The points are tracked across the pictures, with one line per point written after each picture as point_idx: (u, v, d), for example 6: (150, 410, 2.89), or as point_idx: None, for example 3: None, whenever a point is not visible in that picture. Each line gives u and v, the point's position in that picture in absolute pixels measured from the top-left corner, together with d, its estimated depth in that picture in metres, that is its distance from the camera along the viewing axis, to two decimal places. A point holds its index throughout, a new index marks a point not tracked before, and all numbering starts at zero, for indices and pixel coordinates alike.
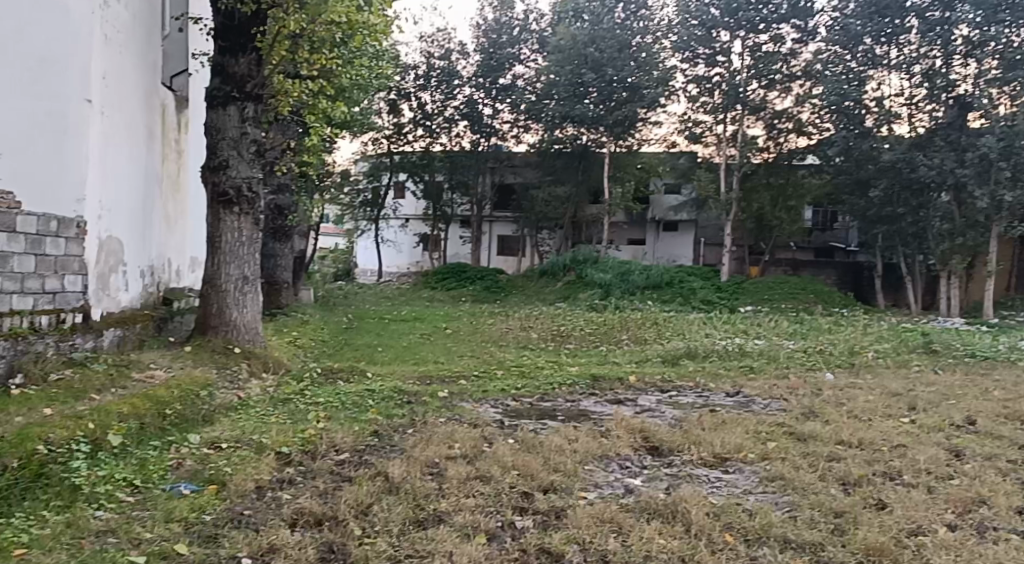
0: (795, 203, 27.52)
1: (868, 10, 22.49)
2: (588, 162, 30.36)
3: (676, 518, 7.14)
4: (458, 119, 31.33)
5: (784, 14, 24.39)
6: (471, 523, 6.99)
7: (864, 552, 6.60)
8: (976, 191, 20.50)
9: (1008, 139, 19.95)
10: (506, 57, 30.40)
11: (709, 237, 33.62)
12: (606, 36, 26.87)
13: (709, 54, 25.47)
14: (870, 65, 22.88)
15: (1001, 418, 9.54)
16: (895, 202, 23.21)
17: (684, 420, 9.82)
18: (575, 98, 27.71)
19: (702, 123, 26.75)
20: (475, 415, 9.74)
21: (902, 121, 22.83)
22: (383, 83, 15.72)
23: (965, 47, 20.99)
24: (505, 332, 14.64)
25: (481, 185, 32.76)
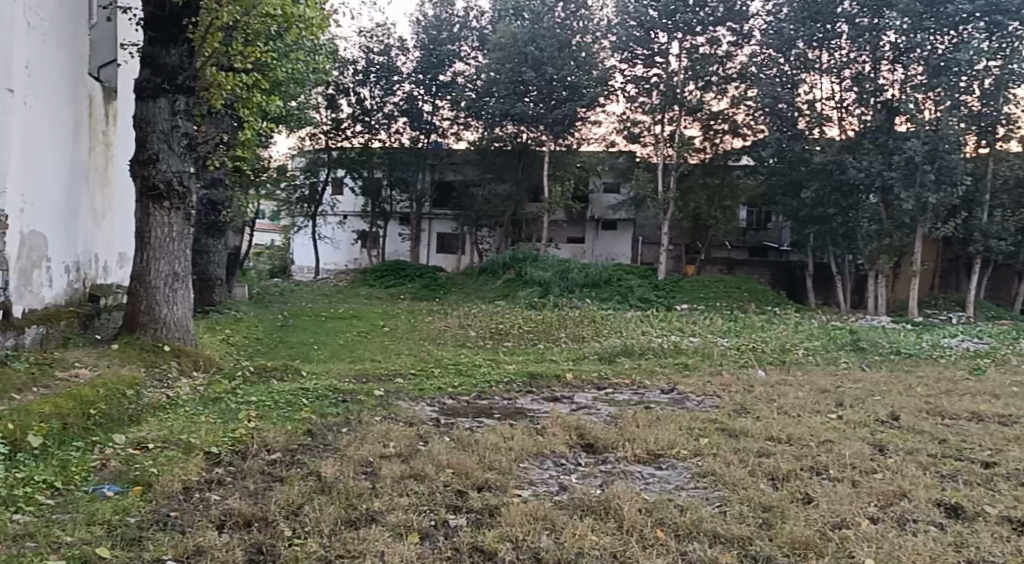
0: (729, 204, 28.11)
1: (801, 15, 22.92)
2: (528, 160, 30.33)
3: (608, 515, 7.20)
4: (398, 115, 31.32)
5: (720, 17, 24.89)
6: (404, 523, 6.94)
7: (789, 546, 6.72)
8: (902, 193, 21.11)
9: (932, 142, 20.58)
10: (446, 54, 30.45)
11: (647, 236, 34.15)
12: (546, 34, 26.99)
13: (648, 55, 25.68)
14: (803, 69, 23.29)
15: (923, 413, 9.83)
16: (825, 203, 23.72)
17: (618, 417, 9.89)
18: (514, 96, 27.67)
19: (640, 123, 26.86)
20: (411, 413, 9.68)
21: (832, 125, 23.46)
22: (321, 78, 15.54)
23: (892, 53, 21.68)
24: (443, 330, 14.53)
25: (420, 182, 32.60)
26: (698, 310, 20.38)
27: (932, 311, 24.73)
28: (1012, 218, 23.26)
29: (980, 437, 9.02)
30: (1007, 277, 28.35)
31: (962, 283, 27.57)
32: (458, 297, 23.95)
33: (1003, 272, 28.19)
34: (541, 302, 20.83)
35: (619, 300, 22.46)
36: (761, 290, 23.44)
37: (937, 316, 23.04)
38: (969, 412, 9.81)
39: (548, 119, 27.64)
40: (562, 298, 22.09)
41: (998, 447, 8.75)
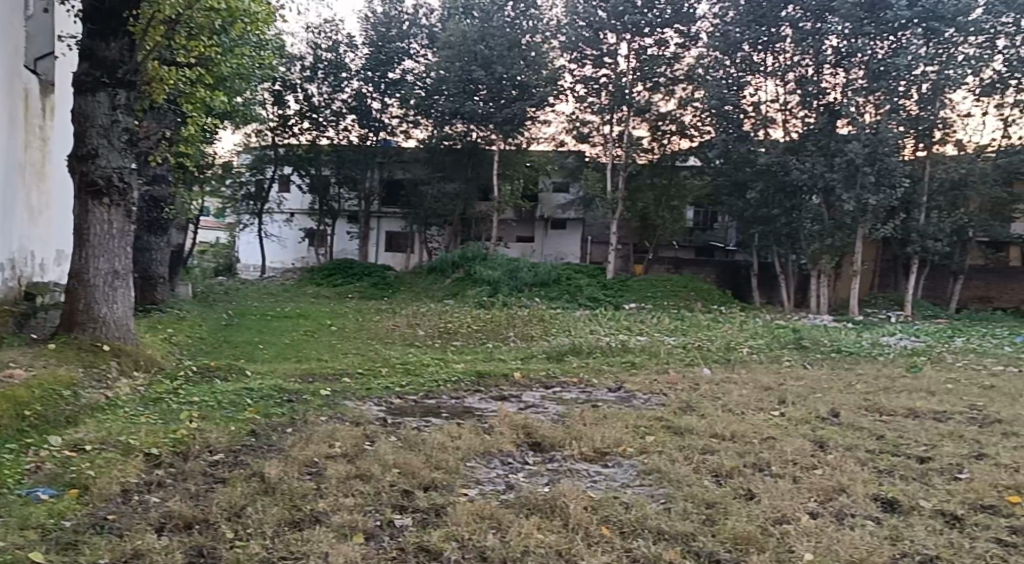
0: (677, 203, 28.34)
1: (746, 18, 23.14)
2: (478, 159, 30.28)
3: (555, 513, 7.22)
4: (346, 112, 30.95)
5: (668, 18, 25.03)
6: (349, 523, 6.87)
7: (732, 541, 6.80)
8: (843, 195, 21.66)
9: (872, 145, 21.25)
10: (395, 51, 30.27)
11: (596, 235, 34.44)
12: (495, 33, 26.96)
13: (597, 55, 25.80)
14: (747, 71, 23.57)
15: (862, 410, 10.05)
16: (769, 204, 24.13)
17: (566, 415, 9.94)
18: (463, 95, 27.74)
19: (589, 123, 27.18)
20: (358, 413, 9.61)
21: (777, 126, 23.81)
22: (267, 73, 15.36)
23: (834, 57, 22.06)
24: (392, 329, 14.48)
25: (368, 180, 32.40)
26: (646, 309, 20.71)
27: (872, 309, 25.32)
28: (949, 219, 24.05)
29: (915, 432, 9.25)
30: (943, 277, 29.17)
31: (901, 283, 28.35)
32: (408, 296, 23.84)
33: (939, 272, 29.00)
34: (490, 301, 20.86)
35: (568, 300, 22.64)
36: (707, 289, 23.75)
37: (877, 315, 23.60)
38: (905, 409, 10.05)
39: (497, 118, 27.65)
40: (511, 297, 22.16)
41: (932, 442, 8.98)
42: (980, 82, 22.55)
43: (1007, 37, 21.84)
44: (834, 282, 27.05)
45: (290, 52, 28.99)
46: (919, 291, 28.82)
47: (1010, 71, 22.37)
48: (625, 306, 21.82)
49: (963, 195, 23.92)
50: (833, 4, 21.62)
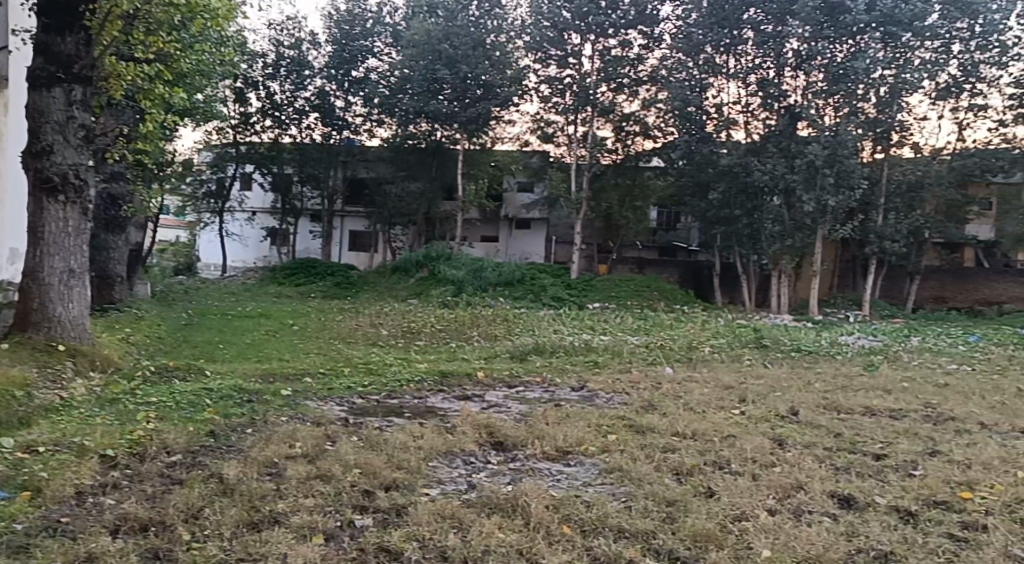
0: (640, 204, 28.88)
1: (709, 20, 23.40)
2: (442, 158, 30.24)
3: (516, 512, 7.22)
4: (309, 110, 30.84)
5: (631, 20, 25.17)
6: (309, 524, 6.82)
7: (691, 539, 6.85)
8: (804, 196, 22.01)
9: (832, 147, 21.64)
10: (359, 50, 30.15)
11: (560, 236, 34.61)
12: (459, 33, 26.80)
13: (561, 56, 25.88)
14: (710, 72, 23.88)
15: (821, 408, 10.18)
16: (731, 204, 24.43)
17: (529, 415, 9.95)
18: (428, 94, 27.64)
19: (553, 123, 27.27)
20: (319, 413, 9.53)
21: (739, 128, 24.03)
22: (229, 70, 15.23)
23: (795, 60, 22.32)
24: (355, 328, 14.40)
25: (332, 179, 32.26)
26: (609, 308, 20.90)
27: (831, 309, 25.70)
28: (905, 221, 24.55)
29: (872, 430, 9.40)
30: (900, 277, 29.76)
31: (860, 283, 28.86)
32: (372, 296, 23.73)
33: (897, 272, 29.58)
34: (454, 300, 20.80)
35: (533, 300, 22.71)
36: (671, 289, 23.93)
37: (836, 315, 23.95)
38: (862, 408, 10.19)
39: (461, 117, 27.59)
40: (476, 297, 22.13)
41: (888, 440, 9.12)
42: (936, 86, 23.47)
43: (962, 42, 22.52)
44: (795, 282, 27.43)
45: (252, 49, 28.39)
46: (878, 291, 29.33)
47: (963, 76, 23.24)
48: (588, 306, 21.94)
49: (919, 197, 24.80)
50: (794, 7, 21.78)
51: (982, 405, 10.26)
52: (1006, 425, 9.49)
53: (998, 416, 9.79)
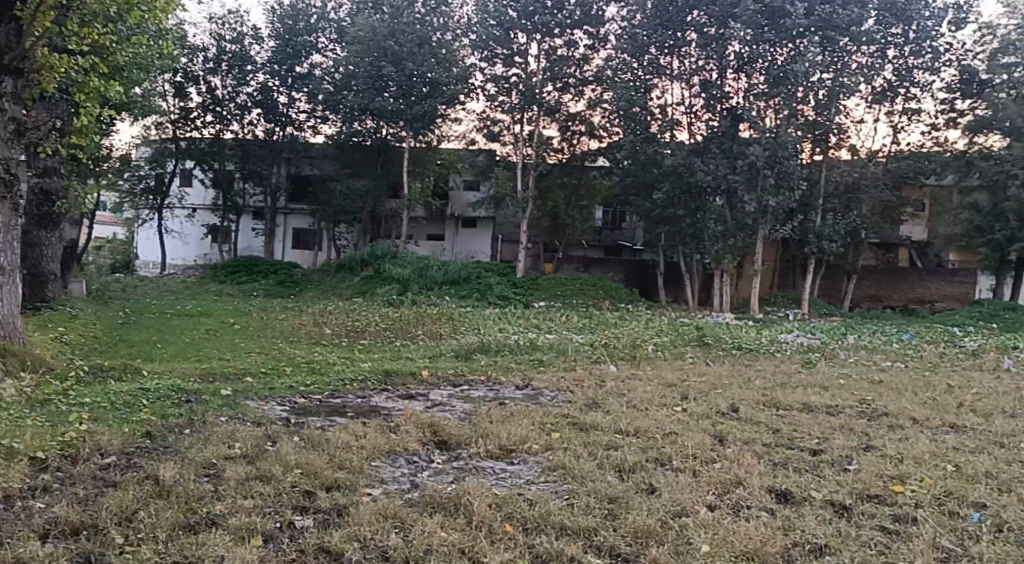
0: (585, 203, 29.38)
1: (653, 22, 23.40)
2: (387, 156, 30.48)
3: (459, 511, 7.20)
4: (251, 106, 30.39)
5: (577, 20, 25.25)
6: (247, 526, 6.71)
7: (632, 534, 6.91)
8: (745, 197, 22.40)
9: (772, 149, 22.08)
10: (302, 45, 29.58)
11: (507, 234, 34.73)
12: (405, 30, 26.57)
13: (507, 54, 25.77)
14: (655, 74, 23.98)
15: (760, 405, 10.36)
16: (675, 204, 24.78)
17: (473, 413, 9.96)
18: (374, 90, 27.30)
19: (499, 122, 26.99)
20: (260, 414, 9.38)
21: (682, 129, 24.24)
22: (168, 64, 14.93)
23: (737, 62, 22.51)
24: (297, 327, 14.22)
25: (274, 176, 31.87)
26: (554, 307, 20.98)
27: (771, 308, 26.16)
28: (842, 222, 24.94)
29: (809, 426, 9.59)
30: (839, 277, 30.47)
31: (799, 282, 29.50)
32: (315, 294, 23.48)
33: (835, 272, 30.29)
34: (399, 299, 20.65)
35: (478, 298, 22.76)
36: (615, 288, 24.12)
37: (776, 313, 24.40)
38: (800, 404, 10.40)
39: (407, 115, 27.31)
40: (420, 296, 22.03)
41: (825, 435, 9.33)
42: (873, 90, 24.16)
43: (896, 47, 23.21)
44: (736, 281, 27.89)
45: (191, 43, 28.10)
46: (817, 290, 29.98)
47: (897, 81, 24.16)
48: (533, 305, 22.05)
49: (857, 198, 25.58)
50: (735, 10, 22.23)
51: (915, 401, 10.55)
52: (937, 420, 9.78)
53: (928, 411, 10.09)
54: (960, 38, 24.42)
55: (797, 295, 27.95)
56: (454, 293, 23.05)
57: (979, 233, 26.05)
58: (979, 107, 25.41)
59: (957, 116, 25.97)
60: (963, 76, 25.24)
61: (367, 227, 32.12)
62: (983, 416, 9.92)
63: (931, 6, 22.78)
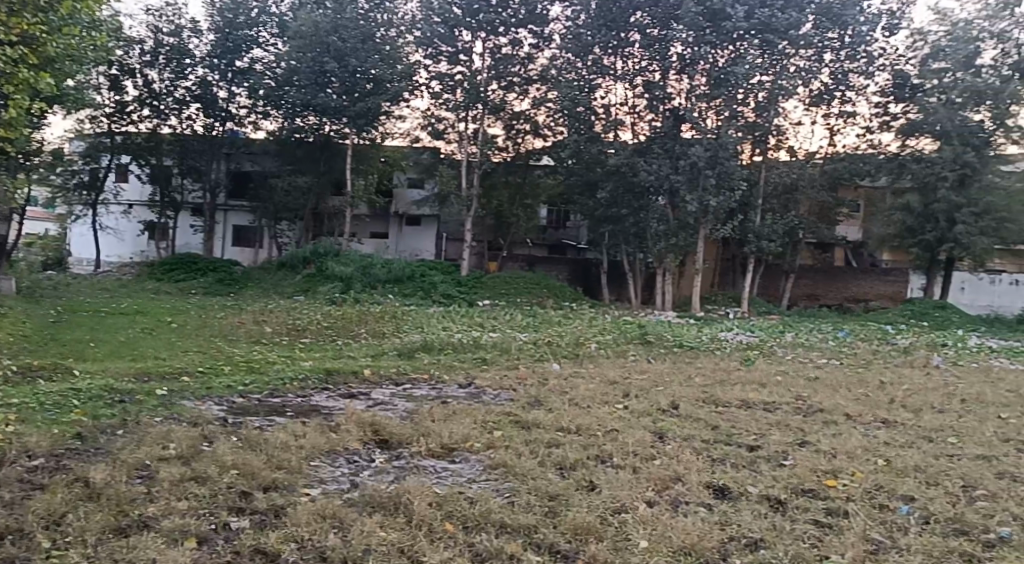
0: (530, 202, 29.31)
1: (597, 22, 23.60)
2: (330, 154, 30.13)
3: (399, 510, 7.15)
4: (190, 101, 29.70)
5: (522, 19, 25.28)
6: (180, 527, 6.57)
7: (571, 532, 6.90)
8: (687, 197, 22.88)
9: (713, 150, 22.50)
10: (243, 40, 28.94)
11: (451, 232, 34.86)
12: (348, 25, 26.33)
13: (452, 53, 25.65)
14: (599, 74, 24.05)
15: (699, 401, 10.50)
16: (618, 203, 25.04)
17: (415, 412, 9.90)
18: (316, 86, 26.90)
19: (444, 119, 26.83)
20: (196, 413, 9.21)
21: (626, 129, 24.57)
22: (101, 56, 14.55)
23: (679, 64, 22.92)
24: (236, 326, 14.01)
25: (215, 171, 31.46)
26: (497, 305, 20.99)
27: (712, 307, 26.55)
28: (780, 222, 25.57)
29: (747, 422, 9.74)
30: (777, 276, 31.08)
31: (739, 281, 30.03)
32: (255, 293, 23.16)
33: (774, 271, 30.89)
34: (341, 298, 20.53)
35: (422, 297, 22.68)
36: (559, 287, 24.24)
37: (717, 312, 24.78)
38: (739, 401, 10.57)
39: (350, 112, 27.10)
40: (363, 294, 21.91)
41: (762, 431, 9.48)
42: (810, 93, 24.64)
43: (833, 52, 23.70)
44: (678, 280, 28.26)
45: (127, 35, 27.71)
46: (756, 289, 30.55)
47: (834, 84, 24.48)
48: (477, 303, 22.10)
49: (794, 199, 26.17)
50: (677, 12, 22.46)
51: (848, 397, 10.81)
52: (869, 415, 10.01)
53: (861, 407, 10.33)
54: (893, 43, 25.20)
55: (738, 295, 28.45)
56: (398, 291, 22.99)
57: (911, 234, 26.80)
58: (911, 111, 26.19)
59: (891, 119, 26.74)
60: (896, 80, 26.20)
61: (310, 225, 31.80)
62: (913, 411, 10.19)
63: (865, 11, 23.44)
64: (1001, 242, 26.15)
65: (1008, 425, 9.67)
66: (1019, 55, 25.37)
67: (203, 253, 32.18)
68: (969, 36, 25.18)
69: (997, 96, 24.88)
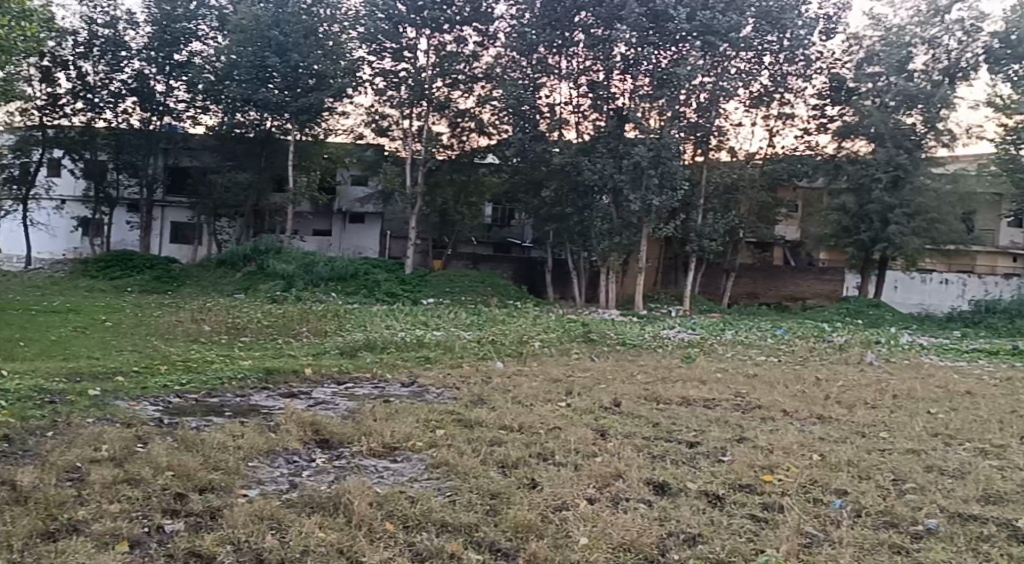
0: (475, 200, 28.91)
1: (542, 21, 23.65)
2: (271, 149, 29.93)
3: (338, 510, 7.06)
4: (126, 94, 29.01)
5: (466, 17, 25.55)
6: (111, 531, 6.40)
7: (512, 529, 6.89)
8: (631, 196, 23.08)
9: (656, 150, 22.76)
10: (180, 32, 28.22)
11: (394, 230, 34.84)
12: (290, 19, 26.17)
13: (396, 49, 25.50)
14: (543, 72, 24.13)
15: (640, 399, 10.59)
16: (562, 202, 25.26)
17: (357, 411, 9.81)
18: (257, 81, 26.56)
19: (388, 116, 26.71)
20: (130, 414, 9.00)
21: (570, 128, 24.75)
22: (32, 47, 14.11)
23: (622, 64, 23.05)
24: (173, 324, 13.74)
25: (151, 167, 30.74)
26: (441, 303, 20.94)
27: (655, 305, 26.83)
28: (721, 221, 26.01)
29: (687, 419, 9.85)
30: (718, 275, 31.56)
31: (680, 280, 30.44)
32: (194, 290, 22.76)
33: (715, 270, 31.36)
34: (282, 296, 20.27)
35: (366, 295, 22.50)
36: (504, 285, 24.28)
37: (660, 310, 25.06)
38: (680, 398, 10.70)
39: (292, 108, 26.81)
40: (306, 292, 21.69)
41: (701, 428, 9.60)
42: (751, 95, 24.90)
43: (772, 54, 24.09)
44: (622, 278, 28.51)
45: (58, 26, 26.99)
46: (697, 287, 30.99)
47: (773, 86, 25.06)
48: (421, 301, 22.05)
49: (734, 199, 26.49)
50: (620, 13, 22.44)
51: (786, 394, 11.00)
52: (805, 412, 10.21)
53: (798, 404, 10.53)
54: (829, 47, 25.77)
55: (681, 293, 28.83)
56: (340, 289, 22.84)
57: (847, 233, 27.49)
58: (847, 114, 26.70)
59: (828, 122, 27.27)
60: (832, 83, 26.61)
61: (250, 221, 31.30)
62: (847, 408, 10.42)
63: (804, 15, 23.80)
64: (932, 242, 26.98)
65: (936, 419, 9.95)
66: (948, 60, 26.22)
67: (141, 250, 31.51)
68: (901, 41, 25.82)
69: (929, 99, 25.48)
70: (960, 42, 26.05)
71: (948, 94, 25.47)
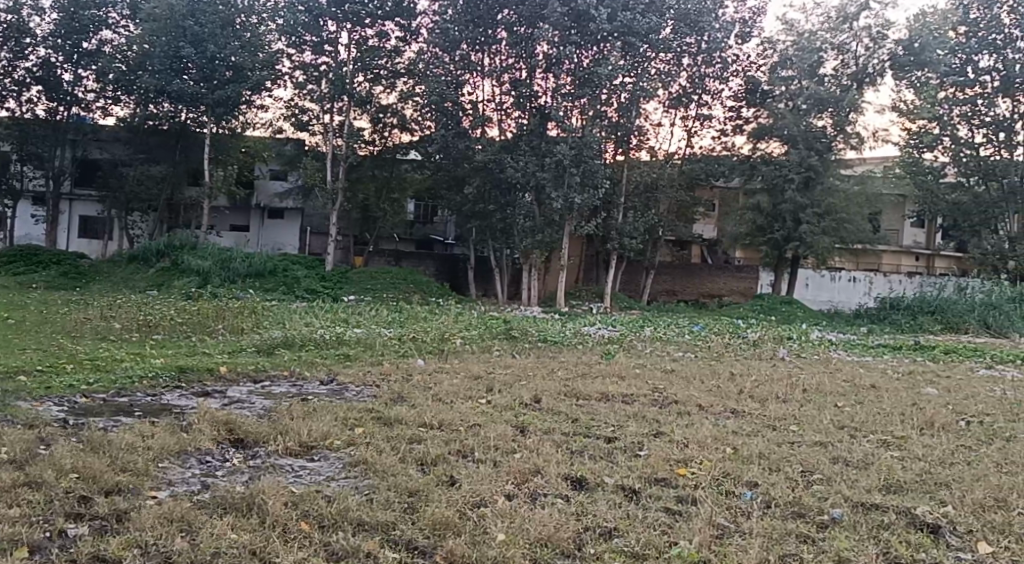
0: (396, 196, 29.03)
1: (464, 18, 23.58)
2: (187, 143, 29.07)
3: (251, 511, 6.92)
4: (30, 83, 27.93)
5: (388, 11, 25.26)
6: (9, 536, 6.14)
7: (429, 527, 6.86)
8: (552, 193, 23.26)
9: (578, 148, 23.08)
10: (89, 19, 27.39)
11: (314, 226, 34.52)
12: (206, 10, 25.81)
13: (316, 42, 25.20)
14: (465, 69, 24.08)
15: (561, 395, 10.68)
16: (485, 200, 25.28)
17: (273, 411, 9.61)
18: (171, 72, 25.92)
19: (309, 110, 26.21)
20: (32, 415, 8.65)
21: (492, 125, 24.57)
22: None
23: (545, 63, 23.25)
24: (80, 322, 13.24)
25: (58, 159, 29.52)
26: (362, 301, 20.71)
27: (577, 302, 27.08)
28: (641, 220, 26.45)
29: (606, 414, 10.00)
30: (638, 271, 32.14)
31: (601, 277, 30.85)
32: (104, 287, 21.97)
33: (635, 267, 31.91)
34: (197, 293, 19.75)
35: (285, 292, 22.14)
36: (427, 281, 24.17)
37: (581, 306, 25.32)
38: (599, 393, 10.84)
39: (208, 99, 26.19)
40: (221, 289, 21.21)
41: (620, 423, 9.74)
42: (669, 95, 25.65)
43: (691, 56, 24.75)
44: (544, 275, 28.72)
45: None
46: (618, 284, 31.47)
47: (692, 87, 25.67)
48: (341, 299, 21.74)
49: (654, 197, 27.11)
50: (543, 11, 22.57)
51: (701, 389, 11.23)
52: (719, 406, 10.45)
53: (712, 399, 10.76)
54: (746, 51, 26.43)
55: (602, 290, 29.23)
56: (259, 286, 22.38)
57: (761, 232, 28.27)
58: (761, 116, 27.52)
59: (743, 123, 27.95)
60: (749, 86, 27.25)
61: (164, 216, 30.50)
62: (760, 402, 10.71)
63: (720, 19, 24.72)
64: (841, 241, 28.04)
65: (843, 413, 10.28)
66: (857, 65, 27.03)
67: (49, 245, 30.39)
68: (813, 46, 26.55)
69: (838, 103, 26.29)
70: (868, 48, 26.89)
71: (855, 98, 26.23)
